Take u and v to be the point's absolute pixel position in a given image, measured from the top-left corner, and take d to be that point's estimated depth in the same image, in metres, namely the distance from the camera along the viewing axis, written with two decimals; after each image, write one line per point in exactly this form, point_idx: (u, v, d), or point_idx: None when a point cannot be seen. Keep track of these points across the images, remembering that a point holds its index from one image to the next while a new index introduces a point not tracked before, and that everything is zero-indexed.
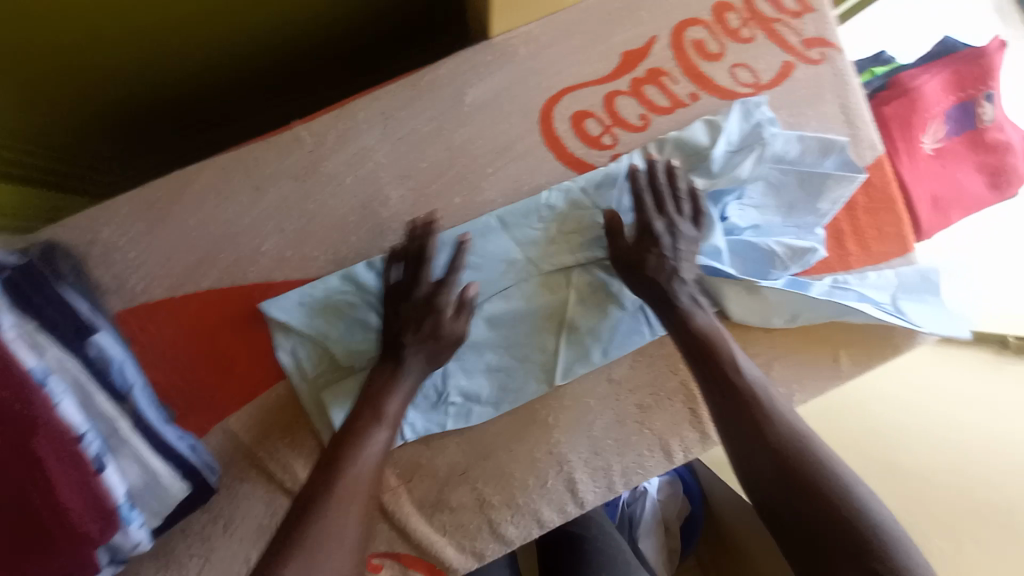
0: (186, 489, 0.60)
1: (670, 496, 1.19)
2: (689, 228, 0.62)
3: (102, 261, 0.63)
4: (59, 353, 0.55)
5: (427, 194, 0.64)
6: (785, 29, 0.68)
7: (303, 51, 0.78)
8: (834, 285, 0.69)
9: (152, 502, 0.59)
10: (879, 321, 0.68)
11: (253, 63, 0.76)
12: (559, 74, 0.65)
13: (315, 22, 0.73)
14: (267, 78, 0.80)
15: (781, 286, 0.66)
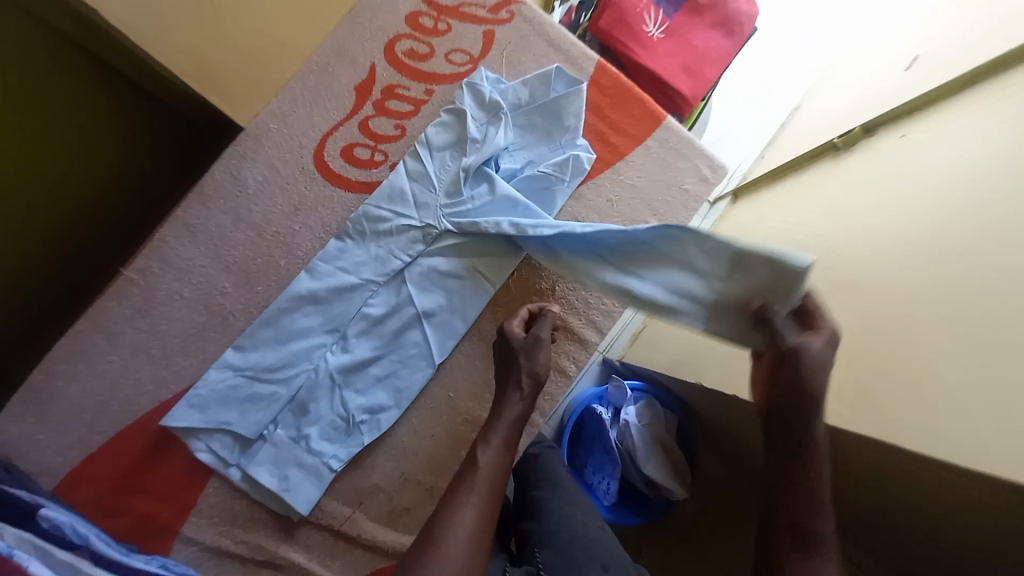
0: None
1: (653, 419, 1.12)
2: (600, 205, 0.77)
3: (21, 454, 0.70)
4: (15, 530, 0.61)
5: (255, 271, 0.74)
6: (471, 8, 0.81)
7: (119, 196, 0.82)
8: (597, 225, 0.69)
9: None
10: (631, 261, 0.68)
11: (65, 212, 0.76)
12: (314, 128, 0.77)
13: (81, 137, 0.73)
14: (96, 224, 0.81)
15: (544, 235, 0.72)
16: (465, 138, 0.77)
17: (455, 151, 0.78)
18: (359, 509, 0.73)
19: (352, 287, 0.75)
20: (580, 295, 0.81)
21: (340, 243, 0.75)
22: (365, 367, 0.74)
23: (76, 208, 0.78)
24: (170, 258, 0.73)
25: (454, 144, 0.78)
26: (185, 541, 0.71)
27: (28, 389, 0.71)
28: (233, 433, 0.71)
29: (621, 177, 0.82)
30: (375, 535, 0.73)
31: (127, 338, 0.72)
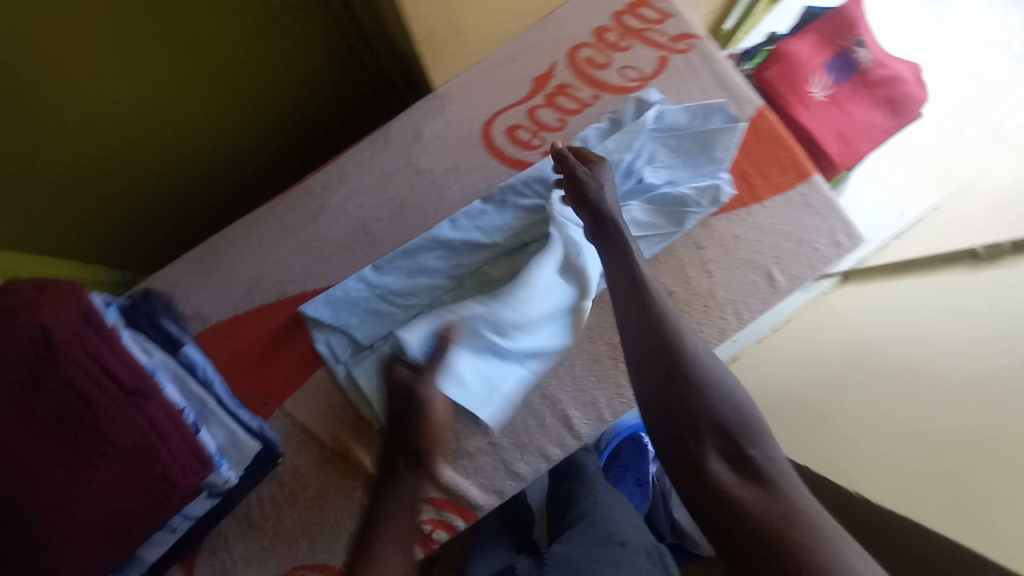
0: (259, 445, 0.75)
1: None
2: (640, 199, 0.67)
3: (185, 298, 0.84)
4: (162, 356, 0.74)
5: (408, 209, 0.86)
6: (653, 34, 0.89)
7: (312, 127, 1.06)
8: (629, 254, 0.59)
9: (235, 456, 0.74)
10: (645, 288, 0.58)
11: (271, 124, 1.00)
12: (491, 103, 0.88)
13: (302, 75, 0.96)
14: (290, 143, 1.06)
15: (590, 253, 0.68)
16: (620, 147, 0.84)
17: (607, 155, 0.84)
18: None
19: (482, 245, 0.83)
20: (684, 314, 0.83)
21: (485, 208, 0.85)
22: None
23: (279, 125, 1.01)
24: (348, 180, 0.86)
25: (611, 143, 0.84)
26: (282, 414, 0.81)
27: (211, 251, 0.85)
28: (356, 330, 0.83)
29: (750, 218, 0.84)
30: (436, 467, 0.80)
31: (292, 233, 0.85)
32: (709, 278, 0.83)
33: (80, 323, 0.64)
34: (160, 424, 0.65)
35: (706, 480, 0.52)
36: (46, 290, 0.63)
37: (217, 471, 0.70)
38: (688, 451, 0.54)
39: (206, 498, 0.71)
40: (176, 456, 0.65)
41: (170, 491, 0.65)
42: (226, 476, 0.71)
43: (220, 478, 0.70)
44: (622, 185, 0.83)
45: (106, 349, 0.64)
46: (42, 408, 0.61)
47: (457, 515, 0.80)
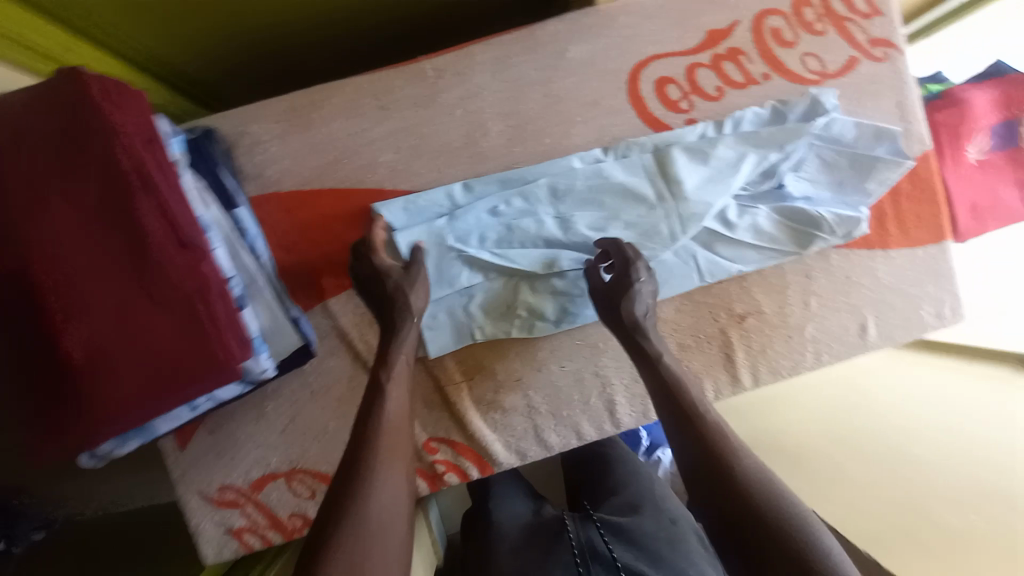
0: (300, 340, 0.69)
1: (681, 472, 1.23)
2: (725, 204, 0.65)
3: (250, 151, 0.73)
4: (218, 213, 0.67)
5: (523, 133, 0.75)
6: (854, 27, 0.76)
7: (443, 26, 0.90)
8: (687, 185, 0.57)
9: (274, 344, 0.67)
10: None
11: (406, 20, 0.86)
12: (652, 44, 0.75)
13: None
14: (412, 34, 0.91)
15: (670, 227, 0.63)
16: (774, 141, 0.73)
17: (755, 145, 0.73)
18: (468, 382, 0.77)
19: (589, 195, 0.74)
20: (763, 339, 0.78)
21: (605, 158, 0.75)
22: (551, 275, 0.76)
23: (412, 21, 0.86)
24: (466, 77, 0.74)
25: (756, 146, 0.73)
26: (325, 309, 0.75)
27: (290, 106, 0.74)
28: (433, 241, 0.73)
29: (870, 264, 0.78)
30: (467, 412, 0.77)
31: (388, 118, 0.74)
32: (805, 309, 0.77)
33: (146, 146, 0.56)
34: (209, 288, 0.57)
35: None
36: (117, 99, 0.55)
37: (255, 358, 0.61)
38: (757, 573, 0.48)
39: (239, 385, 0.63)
40: (218, 329, 0.57)
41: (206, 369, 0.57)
42: (266, 366, 0.63)
43: (257, 366, 0.62)
44: (754, 188, 0.75)
45: (170, 185, 0.57)
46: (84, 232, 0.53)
47: (473, 463, 0.78)
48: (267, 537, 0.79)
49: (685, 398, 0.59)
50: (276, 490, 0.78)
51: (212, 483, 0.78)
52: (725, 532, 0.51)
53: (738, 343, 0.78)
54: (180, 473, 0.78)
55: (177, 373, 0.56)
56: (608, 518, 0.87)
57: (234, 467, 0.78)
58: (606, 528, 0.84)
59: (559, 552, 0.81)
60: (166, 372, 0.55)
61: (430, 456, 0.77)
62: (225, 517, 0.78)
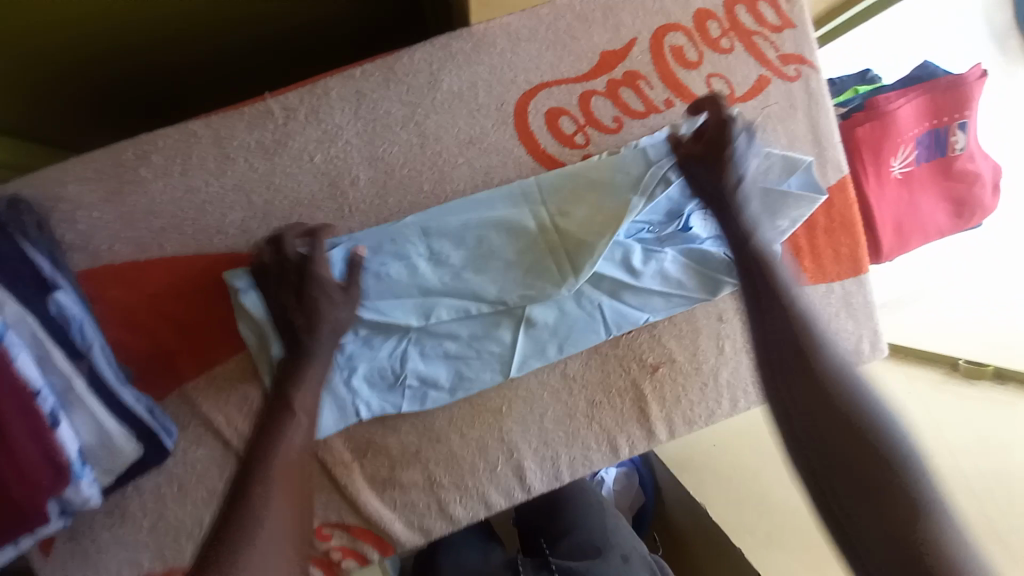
0: (139, 450, 0.61)
1: (626, 487, 1.13)
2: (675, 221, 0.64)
3: (69, 218, 0.62)
4: (18, 309, 0.55)
5: (397, 179, 0.66)
6: (763, 43, 0.69)
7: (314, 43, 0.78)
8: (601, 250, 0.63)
9: (103, 459, 0.60)
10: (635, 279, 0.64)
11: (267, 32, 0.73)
12: (539, 70, 0.65)
13: None
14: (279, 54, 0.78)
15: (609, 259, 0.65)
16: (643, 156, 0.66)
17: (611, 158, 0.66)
18: (359, 461, 0.69)
19: (475, 241, 0.65)
20: (676, 390, 0.73)
21: (488, 200, 0.66)
22: (442, 338, 0.68)
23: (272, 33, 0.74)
24: (325, 116, 0.63)
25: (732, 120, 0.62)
26: (181, 394, 0.65)
27: (111, 161, 0.62)
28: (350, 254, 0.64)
29: None
30: (360, 493, 0.69)
31: (236, 169, 0.63)
32: (719, 356, 0.72)
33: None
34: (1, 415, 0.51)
35: (846, 483, 0.49)
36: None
37: (75, 487, 0.56)
38: (826, 451, 0.50)
39: (58, 518, 0.57)
40: (19, 457, 0.53)
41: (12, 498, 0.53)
42: (87, 493, 0.57)
43: (77, 496, 0.57)
44: (659, 229, 0.68)
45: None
46: None
47: (373, 545, 0.71)
48: None
49: (774, 302, 0.58)
50: None
51: None
52: (796, 419, 0.53)
53: (651, 396, 0.72)
54: None
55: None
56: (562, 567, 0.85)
57: None
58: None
59: None
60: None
61: (322, 544, 0.69)
62: None
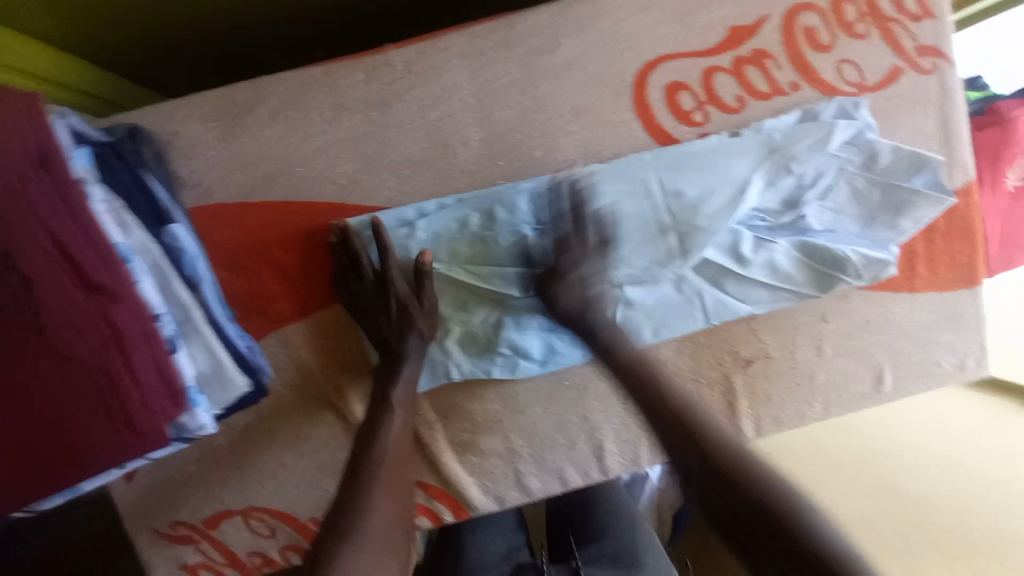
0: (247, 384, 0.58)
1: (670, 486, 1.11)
2: (836, 186, 0.65)
3: (183, 154, 0.61)
4: (143, 235, 0.54)
5: (507, 143, 0.64)
6: (899, 31, 0.66)
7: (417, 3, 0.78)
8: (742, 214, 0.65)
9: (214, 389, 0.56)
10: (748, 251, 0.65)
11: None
12: (663, 39, 0.62)
13: None
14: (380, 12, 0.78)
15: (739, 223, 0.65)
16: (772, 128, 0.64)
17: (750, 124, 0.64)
18: (442, 422, 0.70)
19: (587, 215, 0.65)
20: (768, 386, 0.70)
21: (602, 173, 0.64)
22: (538, 310, 0.67)
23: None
24: (441, 72, 0.62)
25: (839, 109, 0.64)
26: (280, 341, 0.67)
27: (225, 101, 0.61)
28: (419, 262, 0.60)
29: (891, 307, 0.70)
30: (441, 453, 0.70)
31: (350, 120, 0.62)
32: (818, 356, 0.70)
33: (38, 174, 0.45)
34: (121, 339, 0.47)
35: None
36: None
37: (192, 413, 0.51)
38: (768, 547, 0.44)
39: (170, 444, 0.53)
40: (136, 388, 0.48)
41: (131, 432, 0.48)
42: (199, 424, 0.52)
43: (193, 422, 0.52)
44: (774, 219, 0.65)
45: (66, 217, 0.46)
46: None
47: (448, 506, 0.72)
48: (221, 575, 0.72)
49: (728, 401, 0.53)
50: (234, 528, 0.71)
51: (164, 518, 0.70)
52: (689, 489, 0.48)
53: (741, 390, 0.70)
54: (126, 504, 0.70)
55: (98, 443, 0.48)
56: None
57: (181, 512, 0.70)
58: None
59: None
60: (75, 442, 0.47)
61: None
62: (177, 553, 0.71)
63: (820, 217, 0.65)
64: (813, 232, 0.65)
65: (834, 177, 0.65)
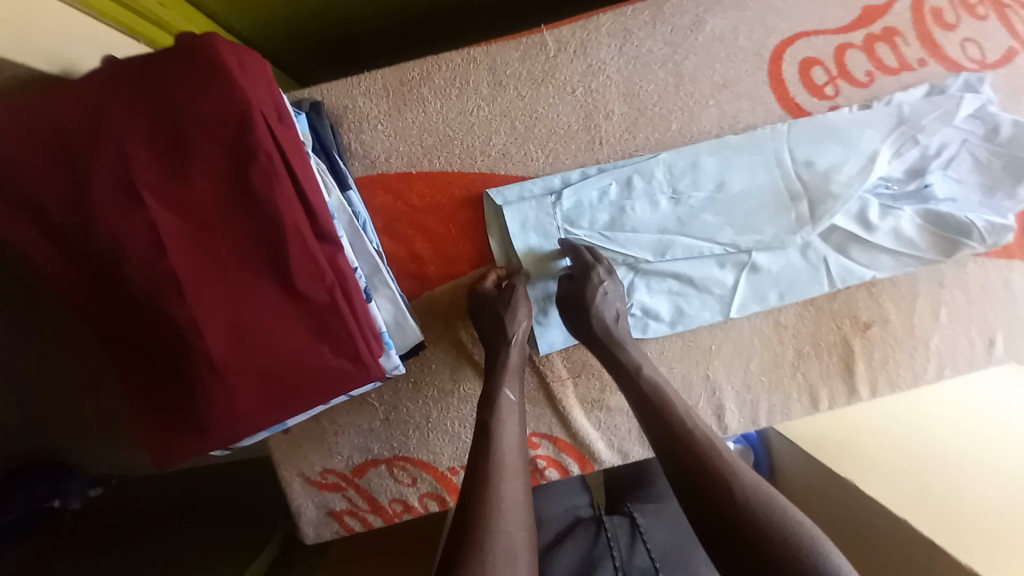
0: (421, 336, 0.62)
1: None
2: (962, 156, 0.68)
3: (355, 128, 0.67)
4: (338, 197, 0.60)
5: (648, 116, 0.69)
6: (1020, 13, 0.68)
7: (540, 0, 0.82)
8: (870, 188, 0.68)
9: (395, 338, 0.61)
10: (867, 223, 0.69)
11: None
12: (799, 19, 0.67)
13: None
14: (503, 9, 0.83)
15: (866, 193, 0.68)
16: (901, 102, 0.67)
17: (877, 101, 0.68)
18: (574, 380, 0.74)
19: (721, 185, 0.68)
20: (884, 351, 0.74)
21: (737, 145, 0.68)
22: (669, 274, 0.72)
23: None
24: (590, 50, 0.67)
25: (963, 84, 0.67)
26: (429, 301, 0.72)
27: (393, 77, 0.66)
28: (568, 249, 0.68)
29: (1005, 274, 0.73)
30: (571, 410, 0.75)
31: (506, 95, 0.67)
32: (933, 321, 0.73)
33: (279, 126, 0.47)
34: (343, 284, 0.50)
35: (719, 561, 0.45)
36: (243, 68, 0.46)
37: (386, 355, 0.56)
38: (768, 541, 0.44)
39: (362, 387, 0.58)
40: (354, 331, 0.50)
41: (347, 374, 0.50)
42: (393, 363, 0.57)
43: (387, 365, 0.56)
44: (899, 186, 0.68)
45: (303, 168, 0.48)
46: (216, 219, 0.46)
47: (575, 461, 0.77)
48: (366, 520, 0.80)
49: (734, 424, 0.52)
50: (378, 476, 0.78)
51: (314, 467, 0.78)
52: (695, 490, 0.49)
53: (858, 353, 0.74)
54: (282, 454, 0.78)
55: (318, 386, 0.50)
56: (656, 532, 0.73)
57: (333, 459, 0.77)
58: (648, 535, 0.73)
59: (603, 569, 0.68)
60: (302, 382, 0.49)
61: (532, 451, 0.76)
62: (326, 500, 0.79)
63: (943, 186, 0.69)
64: (935, 201, 0.68)
65: (959, 149, 0.68)
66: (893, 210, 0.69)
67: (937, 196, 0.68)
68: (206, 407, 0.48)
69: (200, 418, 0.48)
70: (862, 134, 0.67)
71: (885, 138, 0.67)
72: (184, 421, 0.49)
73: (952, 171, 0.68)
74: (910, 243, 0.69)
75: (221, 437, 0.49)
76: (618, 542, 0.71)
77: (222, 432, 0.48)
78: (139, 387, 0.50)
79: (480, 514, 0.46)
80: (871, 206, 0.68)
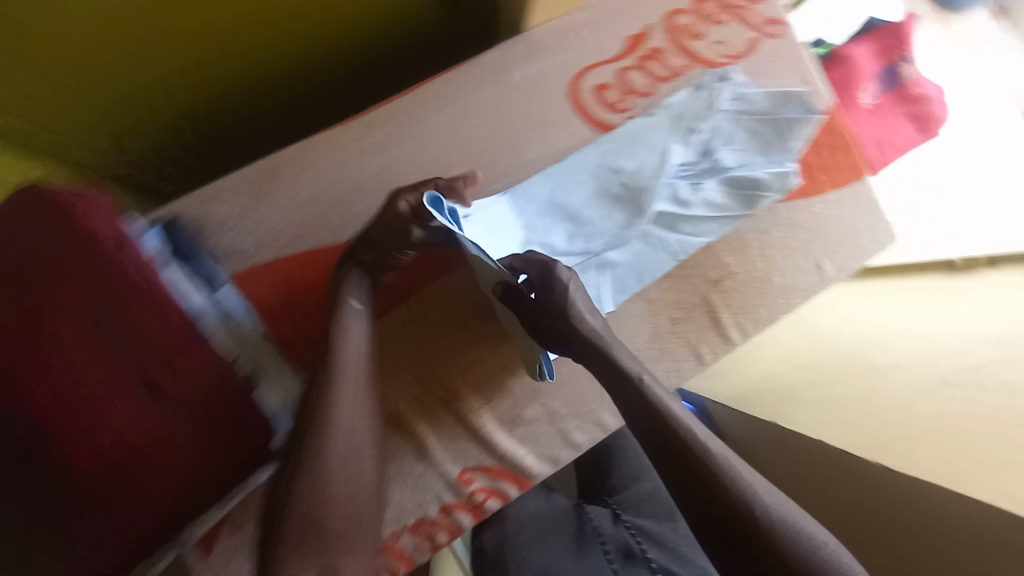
0: None
1: None
2: (735, 131, 0.83)
3: (218, 231, 0.72)
4: (206, 297, 0.64)
5: (483, 159, 0.79)
6: (747, 13, 0.87)
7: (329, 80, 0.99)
8: (676, 175, 0.82)
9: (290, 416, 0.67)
10: (681, 202, 0.82)
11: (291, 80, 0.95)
12: (581, 57, 0.82)
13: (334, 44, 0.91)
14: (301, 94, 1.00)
15: (671, 175, 0.81)
16: (674, 103, 0.83)
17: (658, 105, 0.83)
18: (488, 405, 0.78)
19: (556, 203, 0.79)
20: (741, 298, 0.85)
21: (560, 168, 0.80)
22: None
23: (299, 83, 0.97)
24: (418, 118, 0.78)
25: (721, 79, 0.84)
26: None
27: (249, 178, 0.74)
28: (435, 242, 0.70)
29: (809, 209, 0.88)
30: (492, 434, 0.78)
31: (356, 170, 0.76)
32: (769, 263, 0.86)
33: (137, 261, 0.58)
34: (217, 380, 0.60)
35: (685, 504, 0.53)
36: (98, 223, 0.57)
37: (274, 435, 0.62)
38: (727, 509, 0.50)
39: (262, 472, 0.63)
40: (233, 415, 0.60)
41: (231, 454, 0.60)
42: (280, 441, 0.63)
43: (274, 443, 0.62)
44: (695, 166, 0.82)
45: (168, 290, 0.60)
46: (97, 351, 0.56)
47: (512, 484, 0.78)
48: None
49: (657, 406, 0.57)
50: None
51: None
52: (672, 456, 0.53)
53: (720, 305, 0.85)
54: None
55: (208, 468, 0.60)
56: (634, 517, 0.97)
57: None
58: (632, 525, 0.96)
59: (592, 554, 0.91)
60: (190, 468, 0.59)
61: (467, 487, 0.76)
62: None
63: (730, 156, 0.83)
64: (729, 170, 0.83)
65: (733, 126, 0.83)
66: (699, 185, 0.82)
67: (730, 165, 0.83)
68: (106, 512, 0.56)
69: (101, 526, 0.56)
70: (652, 133, 0.82)
71: (671, 129, 0.82)
72: (88, 533, 0.56)
73: (735, 143, 0.84)
74: (722, 206, 0.83)
75: (126, 537, 0.57)
76: (604, 530, 0.95)
77: (126, 532, 0.57)
78: (44, 516, 0.56)
79: (299, 494, 0.52)
80: (681, 186, 0.82)
